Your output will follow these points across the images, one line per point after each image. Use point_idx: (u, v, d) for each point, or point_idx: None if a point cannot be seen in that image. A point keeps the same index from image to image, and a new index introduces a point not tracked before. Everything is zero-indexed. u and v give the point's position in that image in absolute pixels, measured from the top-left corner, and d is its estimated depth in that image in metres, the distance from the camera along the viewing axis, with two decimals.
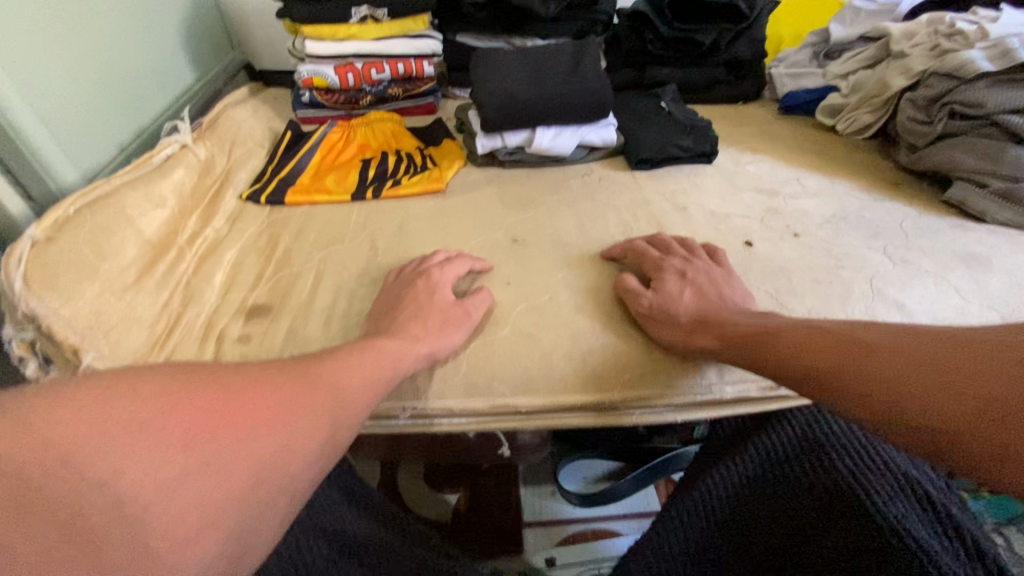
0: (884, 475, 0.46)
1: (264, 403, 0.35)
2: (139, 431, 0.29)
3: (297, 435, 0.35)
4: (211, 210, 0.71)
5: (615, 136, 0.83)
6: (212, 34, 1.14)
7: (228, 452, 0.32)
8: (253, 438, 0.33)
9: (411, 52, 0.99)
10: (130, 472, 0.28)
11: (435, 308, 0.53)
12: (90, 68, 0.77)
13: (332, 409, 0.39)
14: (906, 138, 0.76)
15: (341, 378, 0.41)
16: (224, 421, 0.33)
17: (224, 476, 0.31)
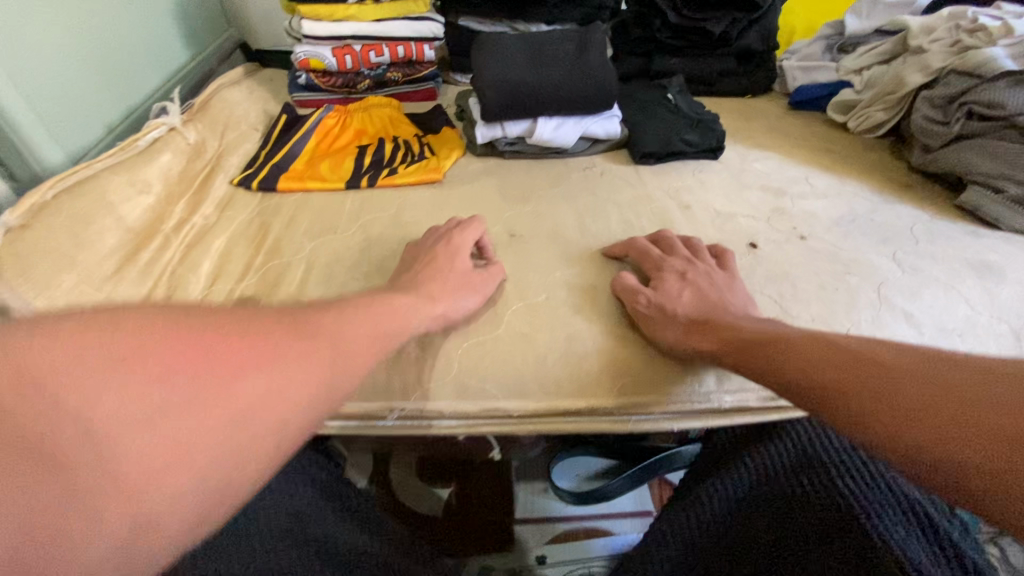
0: (882, 492, 0.44)
1: (254, 345, 0.32)
2: (109, 364, 0.27)
3: (286, 385, 0.32)
4: (200, 196, 0.69)
5: (619, 129, 0.81)
6: (208, 11, 1.11)
7: (203, 392, 0.29)
8: (235, 379, 0.30)
9: (411, 35, 0.95)
10: (96, 412, 0.26)
11: (454, 271, 0.54)
12: (78, 44, 0.74)
13: (330, 361, 0.35)
14: (920, 138, 0.73)
15: (342, 330, 0.38)
16: (204, 361, 0.30)
17: (198, 417, 0.28)
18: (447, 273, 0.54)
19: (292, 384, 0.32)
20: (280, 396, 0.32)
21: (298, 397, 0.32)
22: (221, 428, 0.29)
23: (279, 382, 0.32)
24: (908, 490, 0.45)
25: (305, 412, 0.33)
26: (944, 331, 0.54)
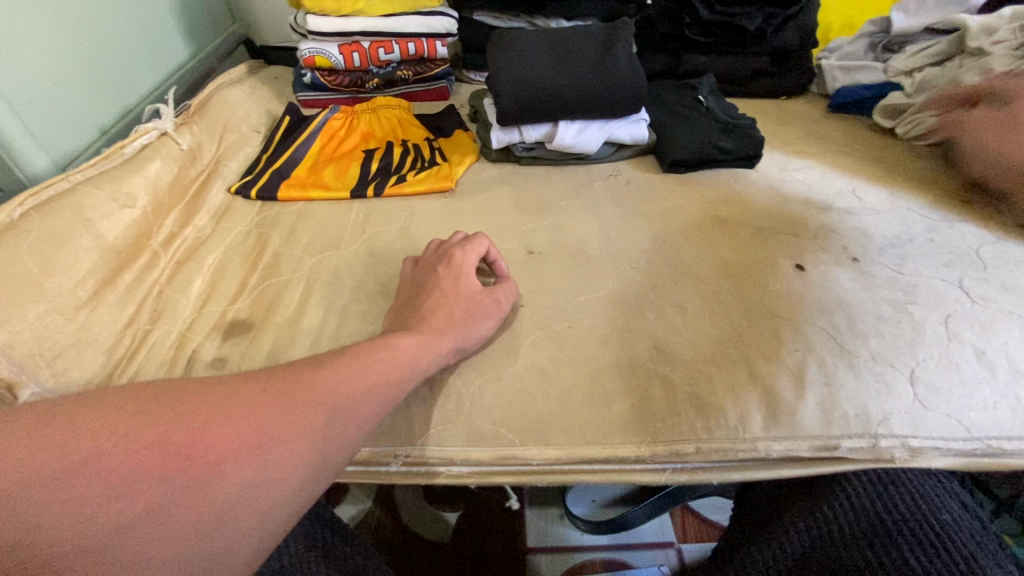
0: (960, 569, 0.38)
1: (237, 427, 0.33)
2: (74, 476, 0.29)
3: (271, 468, 0.33)
4: (194, 207, 0.64)
5: (647, 133, 0.74)
6: (211, 5, 1.06)
7: (186, 486, 0.30)
8: (219, 468, 0.31)
9: (422, 31, 0.90)
10: (58, 527, 0.28)
11: (461, 296, 0.49)
12: (67, 42, 0.70)
13: (320, 435, 0.35)
14: (980, 149, 0.66)
15: (334, 397, 0.37)
16: (188, 450, 0.31)
17: (183, 509, 0.30)
18: (460, 297, 0.49)
19: (279, 468, 0.33)
20: (268, 482, 0.32)
21: (283, 481, 0.33)
22: (207, 518, 0.30)
23: (263, 468, 0.32)
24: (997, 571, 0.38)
25: (291, 494, 0.33)
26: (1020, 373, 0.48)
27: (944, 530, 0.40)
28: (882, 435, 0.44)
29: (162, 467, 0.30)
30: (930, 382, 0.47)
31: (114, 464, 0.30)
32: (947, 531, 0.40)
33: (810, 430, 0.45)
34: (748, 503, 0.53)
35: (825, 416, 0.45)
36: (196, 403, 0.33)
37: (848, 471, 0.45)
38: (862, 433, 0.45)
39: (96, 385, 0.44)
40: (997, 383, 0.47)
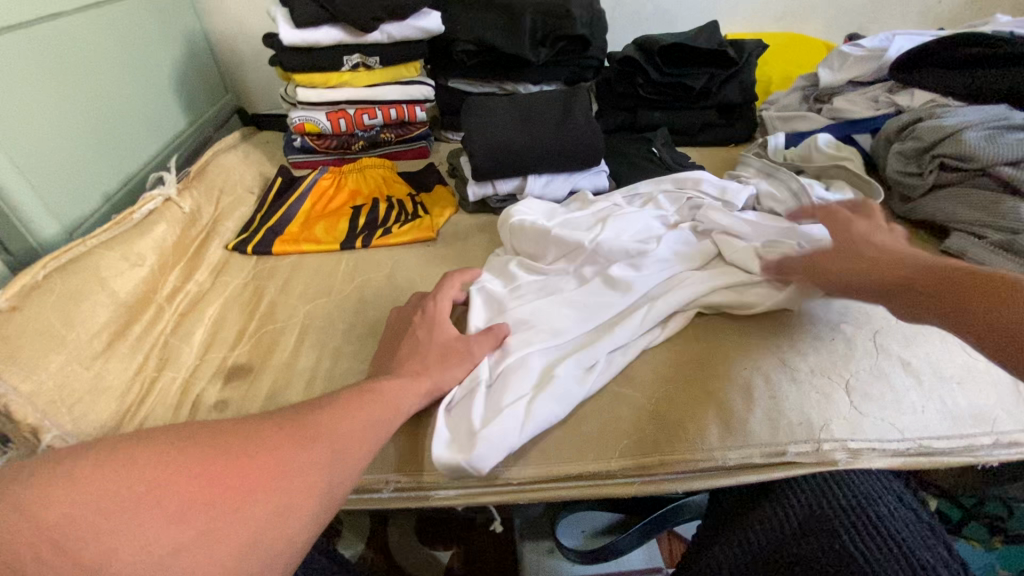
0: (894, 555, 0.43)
1: (260, 463, 0.37)
2: (130, 506, 0.32)
3: (294, 497, 0.37)
4: (194, 264, 0.69)
5: (607, 183, 0.83)
6: (206, 80, 1.15)
7: (220, 521, 0.34)
8: (250, 500, 0.35)
9: (403, 98, 0.99)
10: (119, 554, 0.31)
11: (434, 344, 0.52)
12: (75, 120, 0.76)
13: (329, 464, 0.39)
14: (898, 189, 0.76)
15: (337, 430, 0.41)
16: (221, 490, 0.35)
17: (219, 543, 0.33)
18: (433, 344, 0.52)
19: (299, 497, 0.37)
20: (291, 510, 0.36)
21: (301, 507, 0.37)
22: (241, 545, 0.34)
23: (287, 497, 0.36)
24: (925, 557, 0.43)
25: (309, 519, 0.37)
26: (941, 379, 0.54)
27: (882, 523, 0.45)
28: (825, 440, 0.50)
29: (199, 508, 0.34)
30: (863, 390, 0.53)
31: (155, 512, 0.32)
32: (885, 526, 0.45)
33: (760, 440, 0.50)
34: (710, 514, 0.57)
35: (774, 425, 0.50)
36: (218, 446, 0.37)
37: (796, 476, 0.50)
38: (806, 438, 0.50)
39: (109, 429, 0.48)
40: (922, 389, 0.53)
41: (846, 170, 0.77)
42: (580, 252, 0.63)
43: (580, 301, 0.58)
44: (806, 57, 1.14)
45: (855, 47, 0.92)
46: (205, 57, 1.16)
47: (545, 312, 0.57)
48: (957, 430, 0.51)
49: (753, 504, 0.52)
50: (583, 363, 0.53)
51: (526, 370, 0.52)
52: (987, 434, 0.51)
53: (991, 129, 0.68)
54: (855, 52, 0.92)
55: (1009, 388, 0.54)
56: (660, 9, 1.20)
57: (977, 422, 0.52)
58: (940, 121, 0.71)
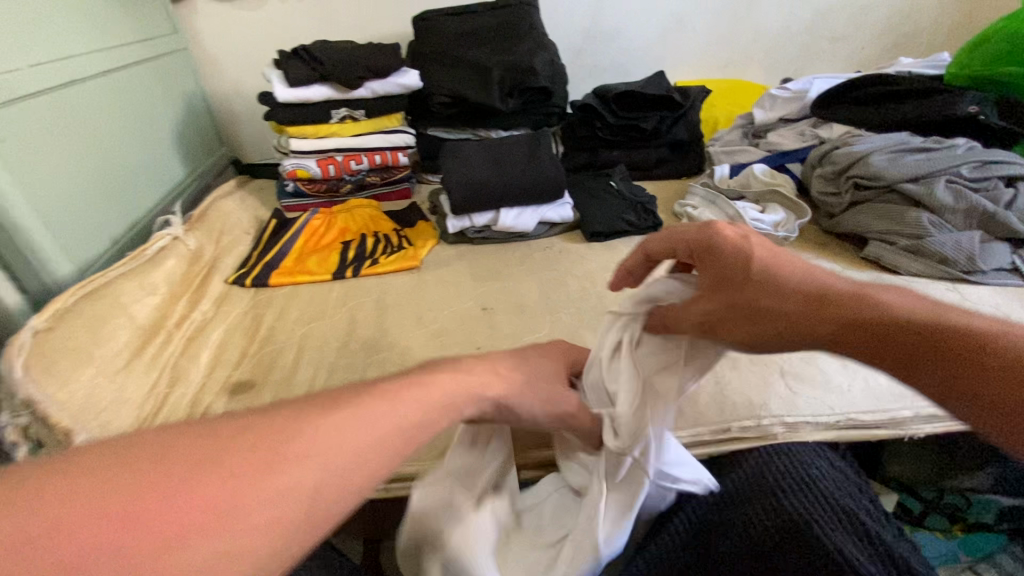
0: (842, 521, 0.44)
1: (256, 467, 0.29)
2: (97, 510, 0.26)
3: (328, 465, 0.31)
4: (199, 295, 0.76)
5: (572, 213, 0.93)
6: (203, 136, 1.25)
7: (216, 530, 0.27)
8: (263, 485, 0.29)
9: (387, 145, 1.09)
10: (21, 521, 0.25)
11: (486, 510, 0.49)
12: (86, 170, 0.84)
13: (356, 415, 0.34)
14: (823, 208, 0.86)
15: (414, 397, 0.37)
16: (205, 514, 0.27)
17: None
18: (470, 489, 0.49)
19: (363, 452, 0.32)
20: (357, 467, 0.32)
21: (304, 511, 0.29)
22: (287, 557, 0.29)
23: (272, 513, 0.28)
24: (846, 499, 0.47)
25: (404, 447, 0.35)
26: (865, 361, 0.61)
27: (819, 486, 0.48)
28: (765, 416, 0.56)
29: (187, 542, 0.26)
30: (796, 374, 0.60)
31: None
32: (835, 498, 0.46)
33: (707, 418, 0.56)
34: None
35: (721, 406, 0.56)
36: (170, 478, 0.28)
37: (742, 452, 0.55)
38: (749, 416, 0.56)
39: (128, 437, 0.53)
40: (847, 371, 0.60)
41: (779, 196, 0.89)
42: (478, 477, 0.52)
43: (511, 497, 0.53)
44: (744, 99, 1.28)
45: (782, 90, 1.06)
46: (202, 114, 1.26)
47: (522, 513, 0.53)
48: (880, 405, 0.58)
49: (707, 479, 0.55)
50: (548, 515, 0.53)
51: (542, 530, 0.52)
52: (907, 408, 0.58)
53: (893, 152, 0.79)
54: (783, 94, 1.05)
55: None
56: (615, 62, 1.35)
57: (898, 398, 0.58)
58: (851, 148, 0.83)
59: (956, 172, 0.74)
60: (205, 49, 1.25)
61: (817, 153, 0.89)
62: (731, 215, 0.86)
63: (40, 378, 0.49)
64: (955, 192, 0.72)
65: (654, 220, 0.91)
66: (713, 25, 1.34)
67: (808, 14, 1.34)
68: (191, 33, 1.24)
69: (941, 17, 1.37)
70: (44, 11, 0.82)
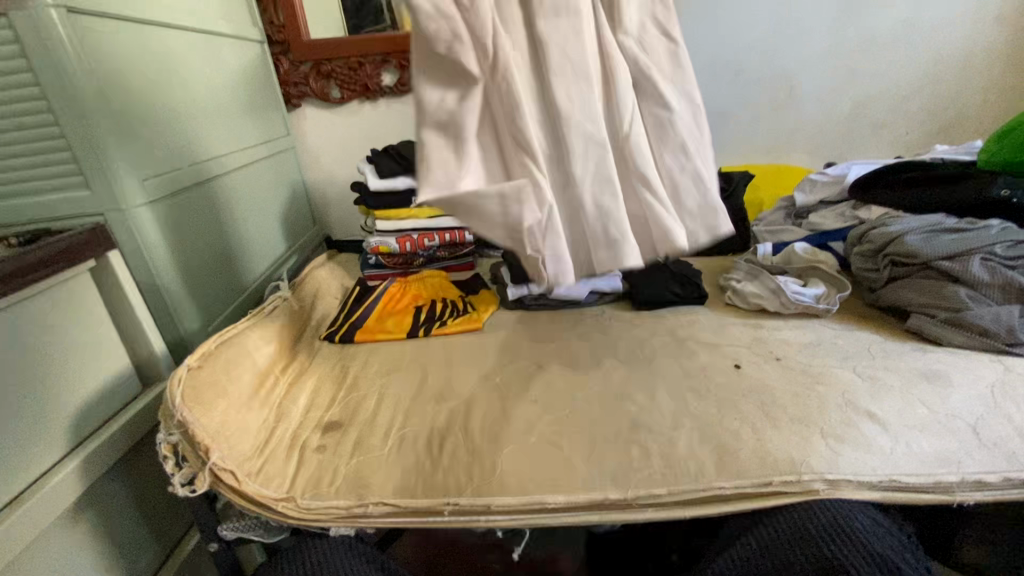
0: (879, 567, 0.50)
1: None
2: None
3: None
4: (297, 348, 0.89)
5: (621, 284, 1.02)
6: (302, 217, 1.48)
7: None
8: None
9: (456, 225, 1.25)
10: None
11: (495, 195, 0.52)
12: (216, 246, 1.03)
13: None
14: (864, 283, 0.91)
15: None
16: None
17: None
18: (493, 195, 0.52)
19: None
20: None
21: None
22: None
23: None
24: (895, 558, 0.51)
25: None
26: (909, 428, 0.63)
27: (856, 537, 0.52)
28: (806, 472, 0.59)
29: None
30: (838, 435, 0.63)
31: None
32: (874, 545, 0.51)
33: (750, 473, 0.59)
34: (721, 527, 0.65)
35: (762, 462, 0.60)
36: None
37: (792, 504, 0.58)
38: (790, 471, 0.59)
39: (245, 458, 0.64)
40: (889, 435, 0.62)
41: (820, 272, 0.95)
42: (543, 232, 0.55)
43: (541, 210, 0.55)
44: (787, 182, 1.37)
45: (821, 176, 1.14)
46: (302, 199, 1.49)
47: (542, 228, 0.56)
48: (926, 470, 0.59)
49: (754, 525, 0.59)
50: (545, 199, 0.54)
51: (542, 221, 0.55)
52: (953, 473, 0.59)
53: (930, 230, 0.83)
54: (822, 178, 1.13)
55: (968, 435, 0.62)
56: None
57: (945, 463, 0.59)
58: (888, 227, 0.88)
59: (992, 250, 0.78)
60: (310, 147, 1.51)
61: (855, 233, 0.95)
62: (772, 288, 0.92)
63: (189, 404, 0.61)
64: (989, 268, 0.76)
65: (696, 291, 0.99)
66: (754, 117, 1.46)
67: (846, 105, 1.45)
68: (300, 135, 1.49)
69: (983, 106, 1.44)
70: (204, 125, 1.04)
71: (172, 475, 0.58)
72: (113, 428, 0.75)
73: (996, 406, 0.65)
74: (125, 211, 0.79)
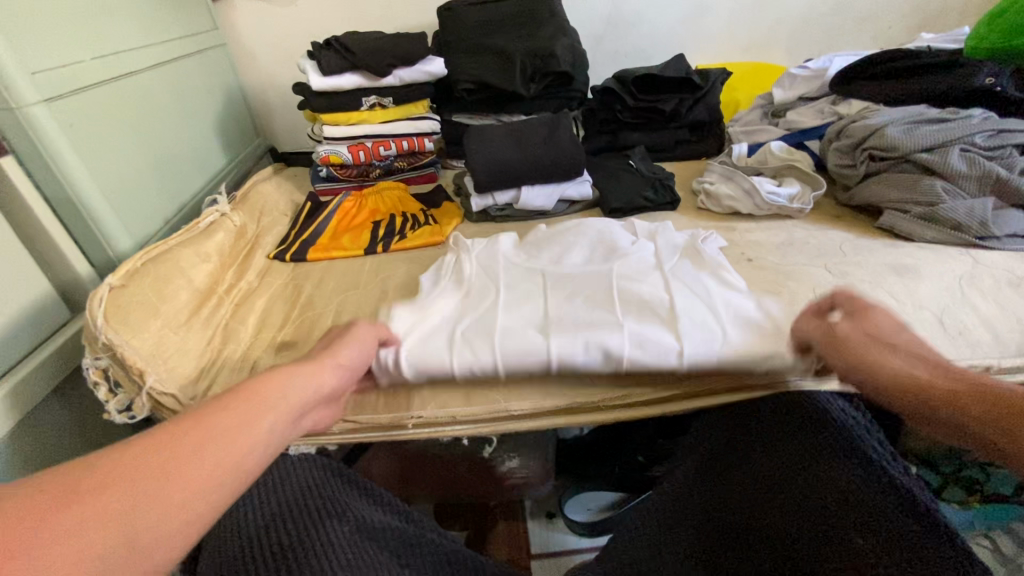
0: (846, 450, 0.49)
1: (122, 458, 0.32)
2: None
3: (178, 454, 0.34)
4: (244, 267, 0.83)
5: (590, 191, 0.98)
6: (243, 127, 1.34)
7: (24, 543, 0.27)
8: (100, 486, 0.31)
9: (414, 131, 1.14)
10: None
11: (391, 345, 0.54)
12: (143, 155, 0.92)
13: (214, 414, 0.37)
14: (840, 181, 0.88)
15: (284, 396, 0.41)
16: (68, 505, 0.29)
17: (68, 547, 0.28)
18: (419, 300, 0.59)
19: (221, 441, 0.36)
20: (223, 446, 0.36)
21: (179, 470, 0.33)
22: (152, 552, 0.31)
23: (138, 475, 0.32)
24: (858, 434, 0.51)
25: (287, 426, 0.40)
26: None
27: (828, 425, 0.52)
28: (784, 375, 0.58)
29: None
30: None
31: None
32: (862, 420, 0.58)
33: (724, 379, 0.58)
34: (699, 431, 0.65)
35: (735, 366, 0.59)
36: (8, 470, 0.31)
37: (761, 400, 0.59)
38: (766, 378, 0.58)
39: (189, 381, 0.61)
40: None
41: (795, 171, 0.91)
42: (476, 335, 0.58)
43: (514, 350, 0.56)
44: (765, 80, 1.30)
45: (801, 69, 1.08)
46: (242, 106, 1.35)
47: (485, 317, 0.60)
48: None
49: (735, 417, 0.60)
50: (475, 323, 0.59)
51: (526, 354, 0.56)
52: None
53: (909, 122, 0.79)
54: (802, 73, 1.07)
55: (933, 327, 0.61)
56: (636, 47, 1.38)
57: None
58: (867, 121, 0.83)
59: (971, 141, 0.75)
60: (244, 45, 1.33)
61: (834, 128, 0.90)
62: (746, 189, 0.88)
63: (114, 324, 0.57)
64: (968, 159, 0.73)
65: (669, 195, 0.94)
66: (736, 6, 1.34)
67: None
68: (230, 30, 1.31)
69: None
70: (107, 11, 0.90)
71: (110, 400, 0.56)
72: (47, 352, 0.70)
73: (962, 297, 0.64)
74: (19, 108, 0.69)
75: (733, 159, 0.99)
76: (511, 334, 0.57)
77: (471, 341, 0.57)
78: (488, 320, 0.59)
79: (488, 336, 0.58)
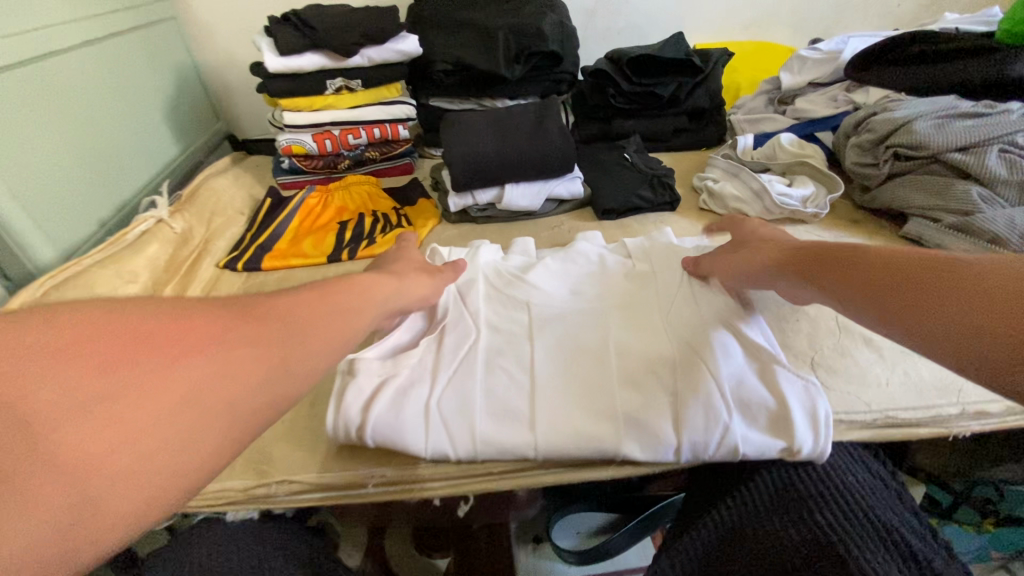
0: (883, 542, 0.41)
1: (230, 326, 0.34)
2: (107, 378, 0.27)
3: (272, 342, 0.35)
4: (187, 282, 0.74)
5: (581, 189, 0.88)
6: (198, 110, 1.21)
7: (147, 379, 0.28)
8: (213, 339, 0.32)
9: (386, 117, 1.03)
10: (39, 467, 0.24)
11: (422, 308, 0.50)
12: (70, 149, 0.80)
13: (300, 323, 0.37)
14: (857, 180, 0.79)
15: (320, 318, 0.39)
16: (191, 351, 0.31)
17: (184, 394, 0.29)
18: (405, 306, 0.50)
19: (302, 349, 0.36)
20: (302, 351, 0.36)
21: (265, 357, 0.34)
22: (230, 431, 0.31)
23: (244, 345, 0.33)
24: (892, 522, 0.44)
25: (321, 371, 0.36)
26: (905, 354, 0.57)
27: (857, 498, 0.45)
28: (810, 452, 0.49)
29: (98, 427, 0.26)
30: (826, 367, 0.56)
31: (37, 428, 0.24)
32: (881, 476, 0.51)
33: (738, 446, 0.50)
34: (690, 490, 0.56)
35: None
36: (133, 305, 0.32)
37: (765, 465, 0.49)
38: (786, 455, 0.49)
39: None
40: (885, 363, 0.56)
41: (808, 168, 0.82)
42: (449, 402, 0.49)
43: (493, 420, 0.48)
44: (770, 61, 1.20)
45: (812, 51, 0.97)
46: (196, 87, 1.21)
47: (460, 377, 0.51)
48: (922, 401, 0.52)
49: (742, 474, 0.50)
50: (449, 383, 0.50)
51: (506, 428, 0.48)
52: (952, 404, 0.52)
53: (939, 116, 0.70)
54: (813, 54, 0.97)
55: None
56: (631, 23, 1.26)
57: (943, 393, 0.53)
58: (891, 113, 0.74)
59: (1012, 140, 0.66)
60: (196, 17, 1.18)
61: (851, 120, 0.81)
62: (754, 189, 0.80)
63: None
64: (1008, 161, 0.65)
65: (668, 194, 0.85)
66: None
67: None
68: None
69: None
70: None
71: None
72: None
73: None
74: None
75: (739, 154, 0.90)
76: (490, 404, 0.49)
77: (443, 414, 0.48)
78: (465, 382, 0.50)
79: (465, 403, 0.49)
